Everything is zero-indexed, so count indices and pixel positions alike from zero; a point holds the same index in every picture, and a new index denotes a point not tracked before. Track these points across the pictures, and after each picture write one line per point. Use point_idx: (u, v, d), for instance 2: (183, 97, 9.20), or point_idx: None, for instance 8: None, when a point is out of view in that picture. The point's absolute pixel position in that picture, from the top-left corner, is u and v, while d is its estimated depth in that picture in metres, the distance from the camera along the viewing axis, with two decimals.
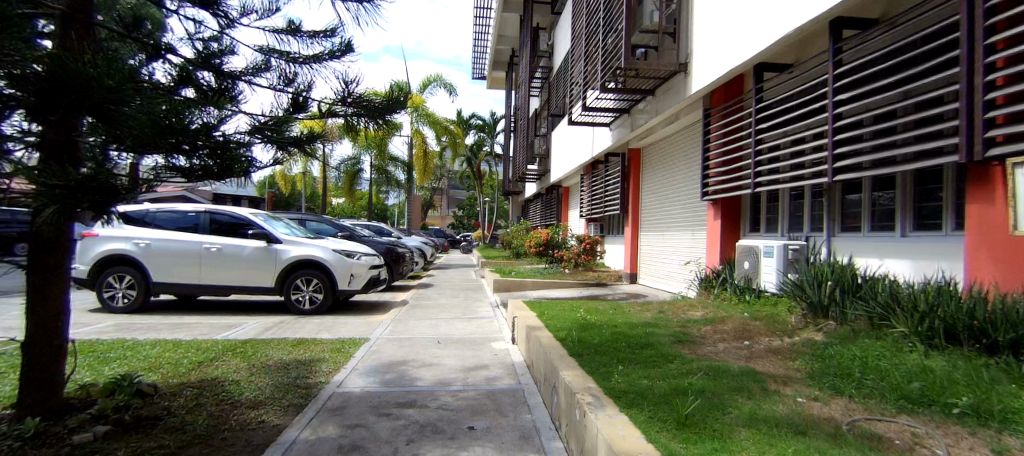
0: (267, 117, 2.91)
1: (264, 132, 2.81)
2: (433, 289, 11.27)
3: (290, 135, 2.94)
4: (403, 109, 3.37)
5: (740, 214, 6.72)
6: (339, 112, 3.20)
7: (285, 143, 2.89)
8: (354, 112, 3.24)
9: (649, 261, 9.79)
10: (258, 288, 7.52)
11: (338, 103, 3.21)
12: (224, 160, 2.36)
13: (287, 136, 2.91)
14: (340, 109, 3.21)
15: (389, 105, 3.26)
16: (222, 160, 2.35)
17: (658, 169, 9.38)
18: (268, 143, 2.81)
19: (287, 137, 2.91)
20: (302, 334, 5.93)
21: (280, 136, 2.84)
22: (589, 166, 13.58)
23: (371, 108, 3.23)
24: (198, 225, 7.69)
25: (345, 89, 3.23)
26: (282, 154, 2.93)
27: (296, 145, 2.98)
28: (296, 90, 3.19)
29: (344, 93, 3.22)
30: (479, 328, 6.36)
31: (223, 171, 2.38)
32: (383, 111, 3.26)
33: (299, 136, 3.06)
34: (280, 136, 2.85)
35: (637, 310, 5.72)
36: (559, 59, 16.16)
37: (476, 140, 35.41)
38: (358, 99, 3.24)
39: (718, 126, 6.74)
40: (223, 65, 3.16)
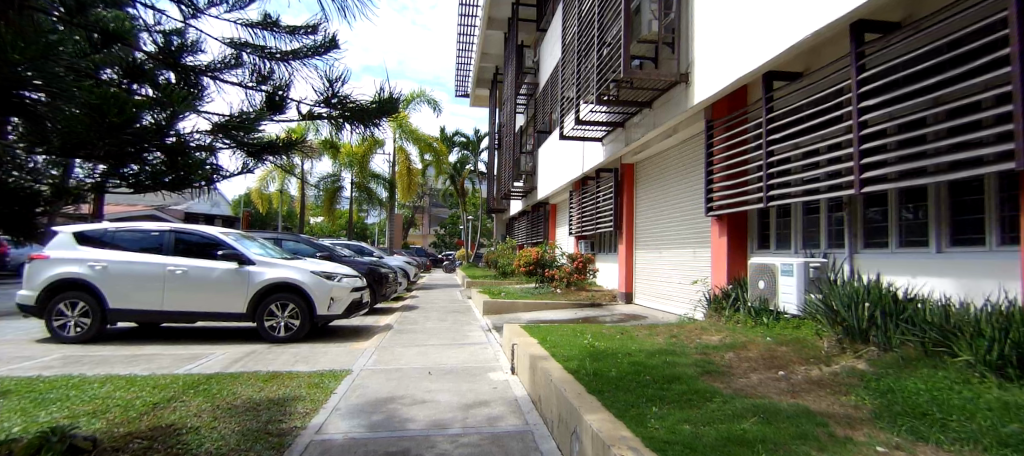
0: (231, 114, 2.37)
1: (231, 132, 2.22)
2: (418, 311, 10.64)
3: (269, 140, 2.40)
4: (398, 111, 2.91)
5: (746, 231, 6.45)
6: (320, 115, 2.65)
7: (260, 149, 2.36)
8: (338, 117, 2.71)
9: (646, 280, 9.45)
10: (226, 314, 6.79)
11: (322, 106, 2.66)
12: (179, 170, 1.84)
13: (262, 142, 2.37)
14: (321, 111, 2.65)
15: (381, 109, 2.80)
16: (172, 166, 1.81)
17: (654, 185, 9.13)
18: (238, 151, 2.28)
19: (263, 142, 2.38)
20: (276, 366, 5.26)
21: (256, 138, 2.32)
22: (579, 183, 13.34)
23: (361, 112, 2.69)
24: (163, 245, 6.91)
25: (333, 91, 2.67)
26: (258, 164, 2.40)
27: (272, 153, 2.43)
28: (272, 88, 2.52)
29: (330, 95, 2.66)
30: (473, 355, 5.80)
31: (172, 179, 1.86)
32: (374, 114, 2.76)
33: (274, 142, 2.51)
34: (255, 140, 2.31)
35: (647, 334, 5.29)
36: (545, 75, 16.11)
37: (460, 158, 35.12)
38: (345, 101, 2.70)
39: (722, 137, 6.53)
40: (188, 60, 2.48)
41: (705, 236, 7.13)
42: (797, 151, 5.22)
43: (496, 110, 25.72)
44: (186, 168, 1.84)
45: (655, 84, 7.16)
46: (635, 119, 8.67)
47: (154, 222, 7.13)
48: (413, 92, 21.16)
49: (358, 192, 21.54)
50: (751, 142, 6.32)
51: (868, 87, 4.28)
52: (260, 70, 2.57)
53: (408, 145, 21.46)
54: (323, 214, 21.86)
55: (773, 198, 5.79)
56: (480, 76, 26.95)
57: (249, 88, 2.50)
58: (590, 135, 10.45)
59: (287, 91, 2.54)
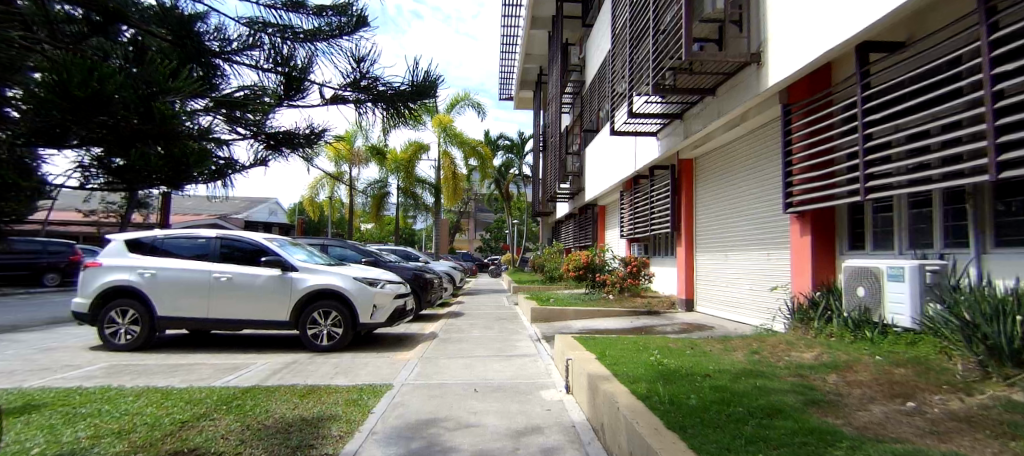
0: (239, 92, 2.06)
1: (226, 108, 1.93)
2: (465, 318, 10.34)
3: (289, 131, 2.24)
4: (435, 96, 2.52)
5: (833, 230, 5.56)
6: (346, 97, 2.33)
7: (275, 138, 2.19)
8: (370, 103, 2.39)
9: (710, 286, 8.61)
10: (272, 322, 6.77)
11: (352, 92, 2.36)
12: (181, 163, 1.32)
13: (280, 131, 2.21)
14: (348, 94, 2.34)
15: (416, 91, 2.43)
16: (168, 157, 1.31)
17: (718, 181, 8.33)
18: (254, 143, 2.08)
19: (282, 132, 2.22)
20: (313, 379, 5.06)
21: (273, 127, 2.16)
22: (630, 181, 12.60)
23: (394, 94, 2.34)
24: (209, 252, 7.05)
25: (363, 74, 2.36)
26: (276, 156, 2.20)
27: (289, 145, 2.23)
28: (294, 69, 2.24)
29: (359, 77, 2.35)
30: (521, 370, 5.33)
31: (167, 177, 1.36)
32: (409, 97, 2.41)
33: (289, 132, 2.25)
34: (272, 129, 2.17)
35: (722, 350, 4.58)
36: (592, 71, 15.50)
37: (504, 162, 34.97)
38: (375, 83, 2.39)
39: (803, 123, 5.69)
40: (205, 34, 2.14)
41: (782, 236, 6.30)
42: (900, 133, 4.35)
43: (540, 112, 25.29)
44: (187, 159, 1.33)
45: (720, 67, 6.46)
46: (697, 108, 7.95)
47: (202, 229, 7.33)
48: (457, 96, 21.21)
49: (404, 197, 21.88)
50: (839, 127, 5.44)
51: (1001, 49, 3.26)
52: (282, 51, 2.29)
53: (452, 149, 21.53)
54: (372, 220, 22.42)
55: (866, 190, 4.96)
56: (524, 78, 26.73)
57: (265, 71, 2.25)
58: (644, 129, 9.77)
59: (308, 73, 2.26)
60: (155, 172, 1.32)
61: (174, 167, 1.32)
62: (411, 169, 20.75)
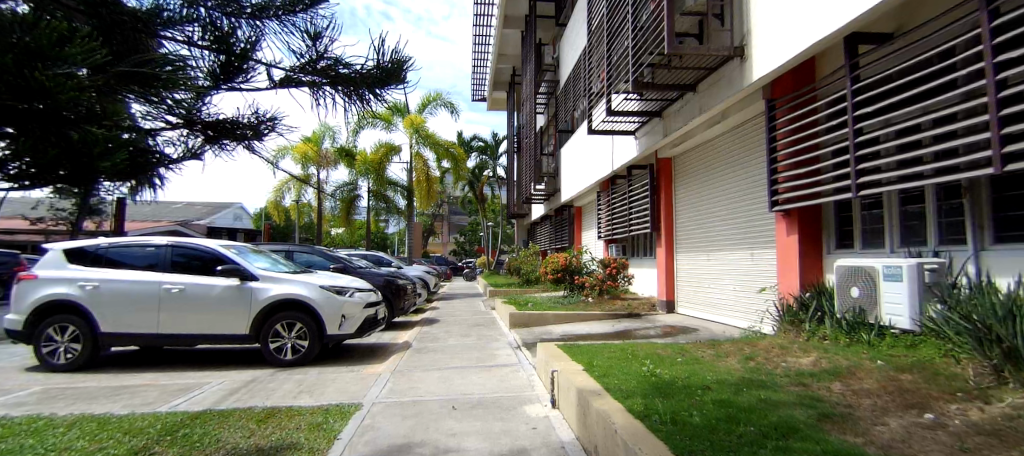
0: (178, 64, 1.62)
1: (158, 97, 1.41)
2: (440, 325, 9.87)
3: (229, 119, 1.86)
4: (405, 82, 2.08)
5: (820, 229, 5.45)
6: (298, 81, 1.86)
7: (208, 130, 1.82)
8: (329, 89, 1.93)
9: (691, 288, 8.49)
10: (228, 337, 6.15)
11: (307, 77, 1.91)
12: (86, 153, 0.97)
13: (220, 118, 1.83)
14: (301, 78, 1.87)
15: (382, 76, 1.98)
16: (61, 145, 0.94)
17: (698, 180, 8.22)
18: (182, 131, 1.71)
19: (222, 120, 1.84)
20: (274, 400, 4.52)
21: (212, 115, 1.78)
22: (607, 182, 12.46)
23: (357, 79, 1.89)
24: (159, 261, 6.36)
25: (320, 53, 1.91)
26: (214, 148, 1.87)
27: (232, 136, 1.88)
28: (237, 45, 1.77)
29: (315, 57, 1.91)
30: (502, 382, 4.95)
31: (71, 171, 1.02)
32: (374, 83, 1.98)
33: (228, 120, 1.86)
34: (210, 117, 1.77)
35: (715, 356, 4.34)
36: (567, 71, 15.34)
37: (478, 163, 34.51)
38: (334, 64, 1.93)
39: (788, 118, 5.60)
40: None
41: (766, 236, 6.18)
42: (888, 128, 4.27)
43: (514, 113, 25.04)
44: (91, 149, 0.97)
45: (701, 61, 6.31)
46: (676, 106, 7.82)
47: (153, 236, 6.62)
48: (429, 96, 20.70)
49: (376, 200, 21.13)
50: (823, 123, 5.39)
51: (1008, 35, 3.13)
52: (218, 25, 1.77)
53: (425, 150, 20.96)
54: (341, 224, 21.53)
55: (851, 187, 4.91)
56: (498, 79, 26.52)
57: (201, 50, 1.74)
58: (622, 128, 9.60)
59: (257, 49, 1.78)
60: (57, 167, 0.97)
61: (73, 160, 0.98)
62: (383, 171, 20.07)
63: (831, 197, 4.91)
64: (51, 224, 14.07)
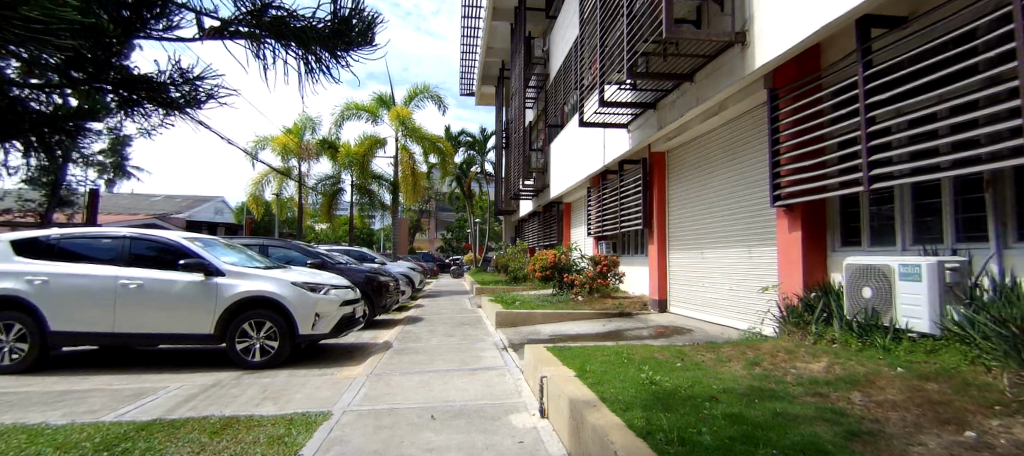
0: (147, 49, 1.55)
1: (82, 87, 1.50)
2: (423, 324, 9.44)
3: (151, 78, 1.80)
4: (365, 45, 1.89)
5: (824, 225, 5.18)
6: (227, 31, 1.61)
7: (136, 91, 1.76)
8: (272, 44, 1.68)
9: (685, 286, 8.22)
10: (191, 337, 5.64)
11: (245, 29, 1.64)
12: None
13: (143, 76, 1.75)
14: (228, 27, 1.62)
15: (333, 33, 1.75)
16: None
17: (692, 176, 7.95)
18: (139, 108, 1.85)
19: (146, 78, 1.77)
20: (234, 408, 4.05)
21: (137, 73, 1.72)
22: (598, 177, 12.15)
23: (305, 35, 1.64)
24: (116, 254, 5.81)
25: (265, 0, 1.62)
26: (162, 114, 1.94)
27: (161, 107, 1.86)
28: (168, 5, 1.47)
29: (258, 5, 1.62)
30: (487, 388, 4.54)
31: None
32: (329, 43, 1.76)
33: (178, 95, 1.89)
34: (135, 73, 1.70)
35: (719, 361, 4.00)
36: (557, 63, 14.97)
37: (466, 159, 33.95)
38: (284, 12, 1.65)
39: (792, 107, 5.31)
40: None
41: (764, 232, 5.92)
42: (901, 117, 3.98)
43: (502, 108, 24.62)
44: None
45: (701, 47, 5.98)
46: (671, 98, 7.53)
47: (110, 227, 6.06)
48: (416, 88, 20.16)
49: (360, 195, 20.49)
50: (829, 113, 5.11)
51: None
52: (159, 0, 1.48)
53: (411, 144, 20.38)
54: (323, 219, 20.82)
55: (859, 181, 4.63)
56: (486, 73, 26.09)
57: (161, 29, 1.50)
58: (614, 121, 9.27)
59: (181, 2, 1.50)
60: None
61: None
62: (367, 164, 19.44)
63: (838, 192, 4.63)
64: None
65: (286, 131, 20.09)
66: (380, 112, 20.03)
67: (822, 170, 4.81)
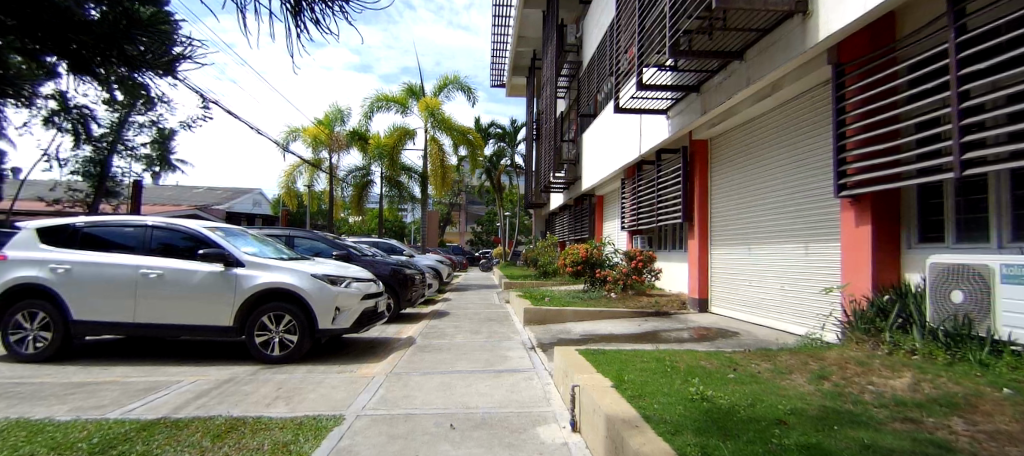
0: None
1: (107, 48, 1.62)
2: (449, 319, 9.21)
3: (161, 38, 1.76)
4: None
5: (897, 218, 4.49)
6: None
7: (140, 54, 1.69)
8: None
9: (728, 285, 7.61)
10: (210, 328, 5.58)
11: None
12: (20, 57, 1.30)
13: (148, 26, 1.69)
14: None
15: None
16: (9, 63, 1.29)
17: (739, 164, 7.31)
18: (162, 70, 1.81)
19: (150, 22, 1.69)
20: (244, 408, 3.95)
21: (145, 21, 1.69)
22: (633, 168, 11.55)
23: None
24: (139, 244, 5.83)
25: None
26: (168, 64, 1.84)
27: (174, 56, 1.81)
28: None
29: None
30: (512, 394, 4.19)
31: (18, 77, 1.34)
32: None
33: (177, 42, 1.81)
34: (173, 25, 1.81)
35: (778, 373, 3.49)
36: (591, 49, 14.35)
37: (496, 151, 33.64)
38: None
39: (860, 85, 4.61)
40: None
41: (824, 227, 5.28)
42: (996, 93, 3.27)
43: (533, 99, 24.08)
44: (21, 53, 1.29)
45: (753, 19, 5.36)
46: (717, 79, 6.91)
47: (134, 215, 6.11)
48: (445, 79, 19.95)
49: (389, 188, 20.59)
50: (905, 90, 4.38)
51: None
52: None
53: (440, 136, 20.21)
54: (354, 212, 21.06)
55: (941, 169, 3.94)
56: (517, 63, 25.57)
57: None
58: (652, 106, 8.70)
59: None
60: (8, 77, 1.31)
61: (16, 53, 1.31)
62: (396, 155, 19.42)
63: (913, 182, 3.98)
64: (64, 206, 13.81)
65: (318, 123, 20.38)
66: (409, 104, 19.97)
67: (896, 156, 4.14)
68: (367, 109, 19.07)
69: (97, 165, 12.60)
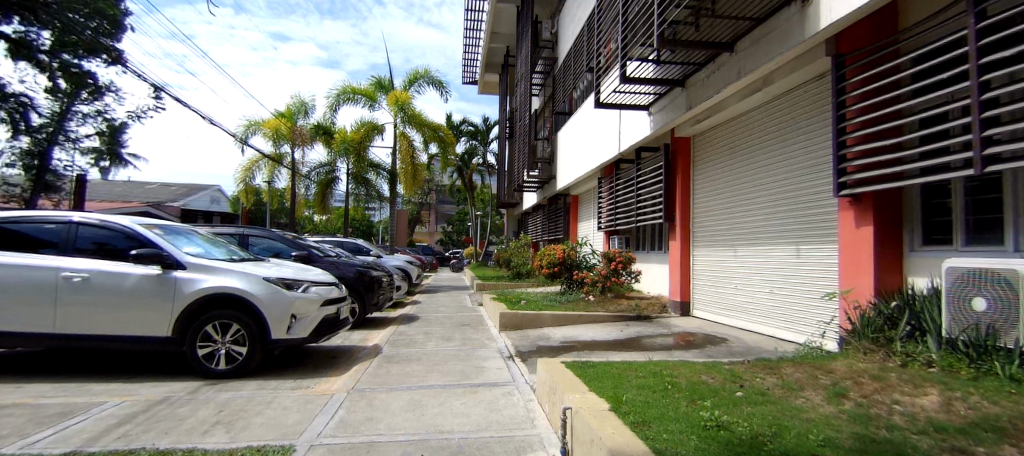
0: None
1: None
2: (419, 324, 8.58)
3: None
4: None
5: (899, 220, 4.30)
6: None
7: None
8: None
9: (712, 288, 7.40)
10: (142, 341, 4.78)
11: None
12: None
13: None
14: None
15: None
16: None
17: (725, 162, 7.08)
18: None
19: None
20: (175, 436, 3.16)
21: None
22: (610, 166, 11.30)
23: None
24: (59, 242, 4.96)
25: None
26: None
27: None
28: None
29: None
30: (491, 413, 3.69)
31: None
32: None
33: None
34: None
35: (793, 391, 3.11)
36: (566, 45, 14.05)
37: (467, 149, 32.94)
38: None
39: (862, 76, 4.36)
40: None
41: (819, 228, 5.07)
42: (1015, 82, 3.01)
43: (506, 97, 23.65)
44: None
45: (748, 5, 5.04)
46: (705, 73, 6.64)
47: (55, 211, 5.21)
48: (417, 73, 19.28)
49: (356, 185, 19.62)
50: (909, 82, 4.16)
51: None
52: None
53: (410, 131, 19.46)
54: (319, 210, 19.99)
55: (945, 168, 3.73)
56: (489, 60, 25.13)
57: None
58: (633, 102, 8.40)
59: None
60: None
61: None
62: (364, 151, 18.53)
63: (917, 181, 3.75)
64: None
65: (279, 115, 19.24)
66: (378, 98, 19.12)
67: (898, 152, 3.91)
68: (333, 102, 18.12)
69: (35, 157, 11.48)
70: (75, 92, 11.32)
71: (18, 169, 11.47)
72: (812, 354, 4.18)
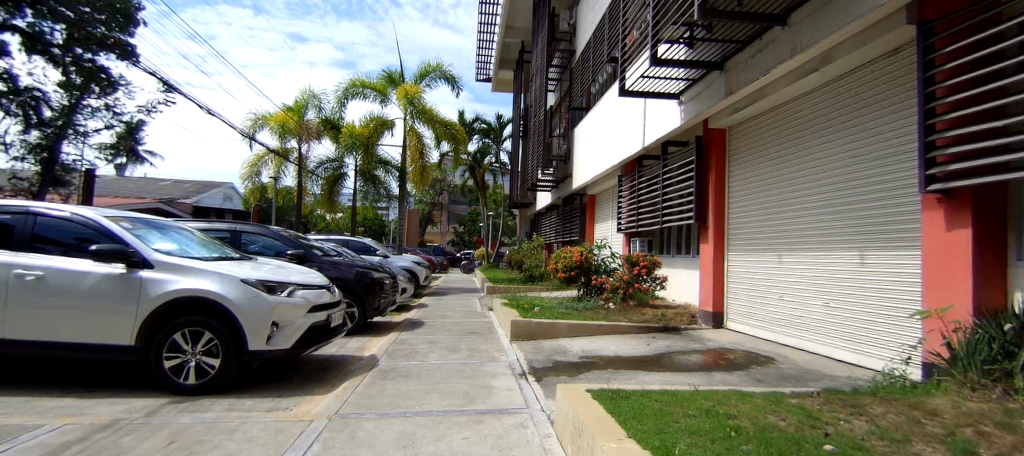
0: None
1: None
2: (423, 331, 7.91)
3: None
4: None
5: (1005, 223, 3.46)
6: None
7: None
8: None
9: (750, 298, 6.61)
10: (103, 349, 4.20)
11: None
12: None
13: None
14: None
15: None
16: None
17: (772, 154, 6.24)
18: None
19: None
20: None
21: None
22: (632, 163, 10.57)
23: None
24: (14, 236, 4.39)
25: None
26: None
27: None
28: None
29: None
30: (500, 453, 2.97)
31: None
32: None
33: None
34: None
35: (898, 444, 2.34)
36: (586, 35, 13.30)
37: (481, 147, 32.34)
38: None
39: (955, 45, 3.48)
40: None
41: (892, 232, 4.31)
42: None
43: (521, 94, 22.98)
44: None
45: None
46: (749, 53, 5.84)
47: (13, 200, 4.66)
48: (428, 66, 18.72)
49: (364, 183, 19.13)
50: None
51: None
52: None
53: (421, 127, 18.88)
54: (327, 208, 19.55)
55: None
56: (503, 56, 24.48)
57: None
58: (662, 90, 7.66)
59: None
60: None
61: None
62: (373, 147, 18.04)
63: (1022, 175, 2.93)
64: None
65: (287, 109, 18.85)
66: (388, 92, 18.61)
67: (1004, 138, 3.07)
68: (342, 96, 17.63)
69: (44, 150, 11.21)
70: (85, 85, 11.00)
71: (27, 163, 11.17)
72: (897, 385, 3.38)
